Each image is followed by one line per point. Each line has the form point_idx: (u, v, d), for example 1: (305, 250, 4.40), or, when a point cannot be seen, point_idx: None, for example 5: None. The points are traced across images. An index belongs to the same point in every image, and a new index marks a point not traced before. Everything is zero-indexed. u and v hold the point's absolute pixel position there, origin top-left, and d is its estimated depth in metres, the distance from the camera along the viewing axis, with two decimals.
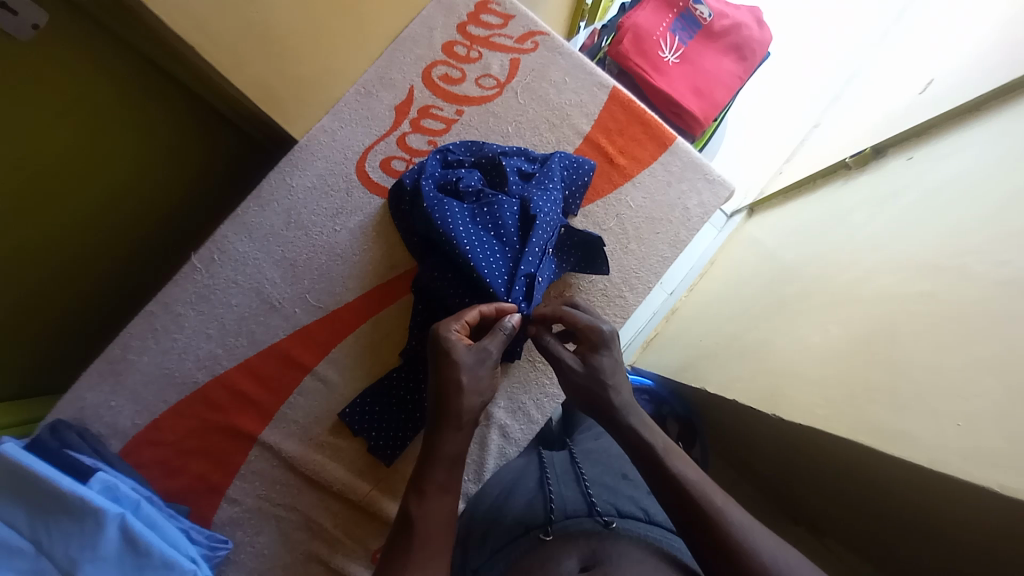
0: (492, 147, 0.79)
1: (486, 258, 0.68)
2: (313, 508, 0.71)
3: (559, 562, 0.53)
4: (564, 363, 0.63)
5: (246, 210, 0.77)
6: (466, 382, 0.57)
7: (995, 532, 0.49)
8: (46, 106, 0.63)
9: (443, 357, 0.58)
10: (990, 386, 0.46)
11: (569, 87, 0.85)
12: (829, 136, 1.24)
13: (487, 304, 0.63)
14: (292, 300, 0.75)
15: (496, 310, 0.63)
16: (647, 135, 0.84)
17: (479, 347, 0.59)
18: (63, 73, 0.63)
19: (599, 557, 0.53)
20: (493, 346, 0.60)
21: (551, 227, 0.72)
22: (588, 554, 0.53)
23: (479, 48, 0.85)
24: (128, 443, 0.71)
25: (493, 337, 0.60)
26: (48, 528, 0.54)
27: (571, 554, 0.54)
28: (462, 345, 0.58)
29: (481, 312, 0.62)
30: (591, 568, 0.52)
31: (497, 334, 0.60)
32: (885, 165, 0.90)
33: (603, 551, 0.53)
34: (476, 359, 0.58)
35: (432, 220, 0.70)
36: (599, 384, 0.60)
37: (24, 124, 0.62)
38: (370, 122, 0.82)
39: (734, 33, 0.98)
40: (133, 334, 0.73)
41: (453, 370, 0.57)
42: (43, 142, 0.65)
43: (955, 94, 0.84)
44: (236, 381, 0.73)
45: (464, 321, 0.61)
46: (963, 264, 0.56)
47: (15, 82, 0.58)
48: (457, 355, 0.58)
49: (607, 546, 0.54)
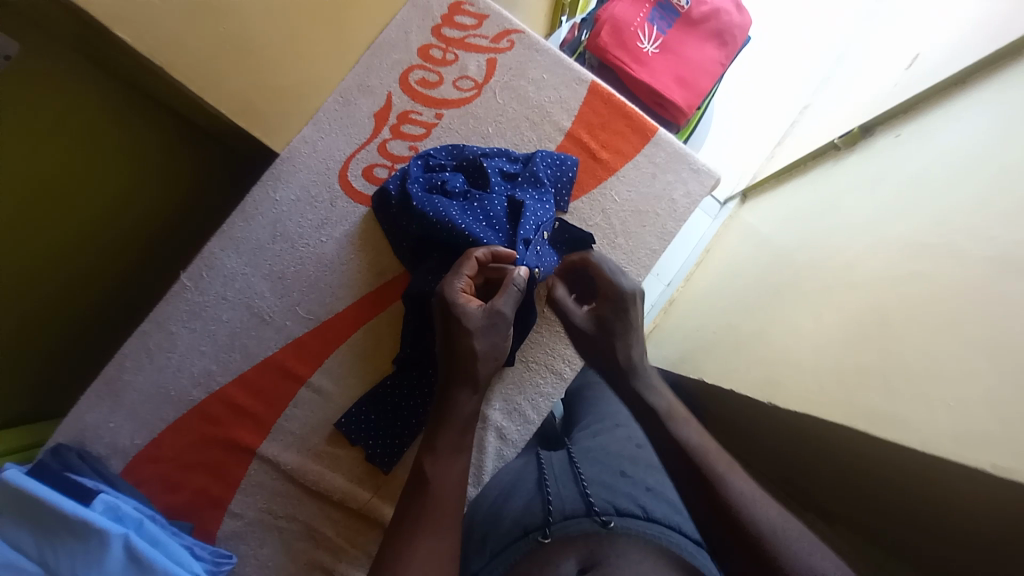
0: (473, 149, 0.79)
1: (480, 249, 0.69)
2: (314, 518, 0.72)
3: (557, 565, 0.54)
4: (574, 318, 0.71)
5: (232, 225, 0.77)
6: (478, 348, 0.61)
7: (996, 511, 0.49)
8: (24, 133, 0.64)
9: (454, 317, 0.61)
10: (980, 366, 0.46)
11: (548, 83, 0.84)
12: (820, 116, 1.23)
13: (480, 250, 0.66)
14: (283, 313, 0.76)
15: (491, 255, 0.66)
16: (630, 129, 0.83)
17: (490, 310, 0.62)
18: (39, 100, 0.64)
19: (598, 558, 0.53)
20: (502, 304, 0.62)
21: (544, 217, 0.74)
22: (587, 554, 0.54)
23: (455, 50, 0.85)
24: (130, 462, 0.71)
25: (503, 294, 0.62)
26: (55, 550, 0.55)
27: (570, 555, 0.54)
28: (472, 305, 0.62)
29: (478, 258, 0.66)
30: (589, 569, 0.53)
31: (503, 290, 0.63)
32: (875, 145, 0.89)
33: (602, 552, 0.54)
34: (489, 320, 0.61)
35: (426, 217, 0.71)
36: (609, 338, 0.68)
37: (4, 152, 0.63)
38: (351, 130, 0.81)
39: (714, 20, 0.97)
40: (128, 354, 0.73)
41: (464, 335, 0.60)
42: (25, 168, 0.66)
43: (941, 70, 0.83)
44: (233, 395, 0.73)
45: (466, 275, 0.64)
46: (952, 243, 0.56)
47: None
48: (466, 316, 0.61)
49: (606, 546, 0.54)
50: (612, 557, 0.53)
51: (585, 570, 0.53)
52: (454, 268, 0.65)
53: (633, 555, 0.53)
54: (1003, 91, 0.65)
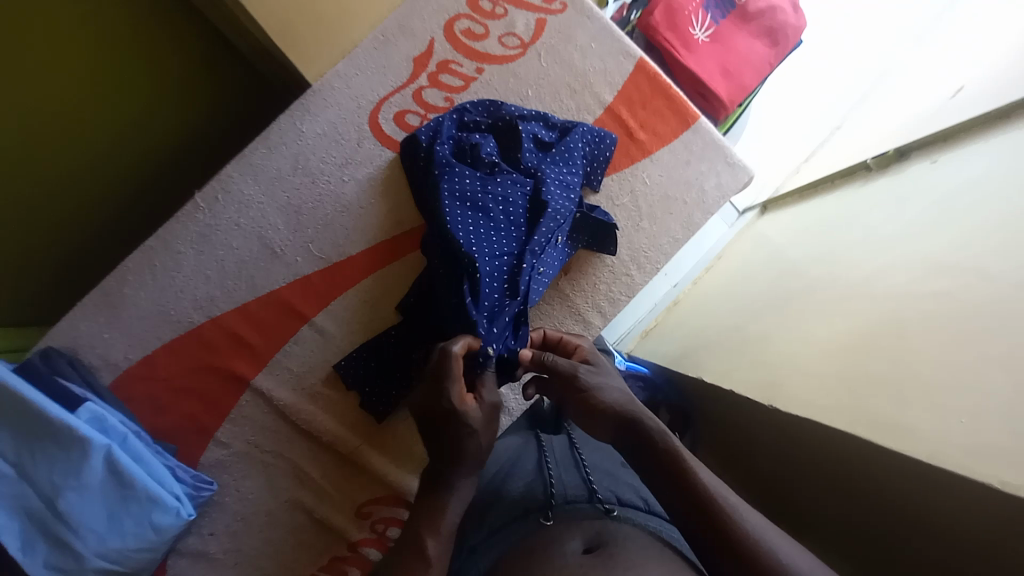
0: (510, 108, 0.77)
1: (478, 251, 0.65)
2: (301, 457, 0.71)
3: (563, 543, 0.52)
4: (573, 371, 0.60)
5: (254, 152, 0.75)
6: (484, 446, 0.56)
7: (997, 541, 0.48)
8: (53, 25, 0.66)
9: (454, 428, 0.54)
10: (998, 383, 0.46)
11: (595, 53, 0.82)
12: (851, 137, 1.21)
13: (457, 343, 0.58)
14: (294, 249, 0.74)
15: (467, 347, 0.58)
16: (671, 111, 0.81)
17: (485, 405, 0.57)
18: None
19: (603, 541, 0.52)
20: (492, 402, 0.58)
21: (565, 212, 0.72)
22: (592, 536, 0.53)
23: (505, 4, 0.82)
24: (119, 377, 0.70)
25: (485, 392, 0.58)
26: (33, 456, 0.55)
27: (575, 535, 0.53)
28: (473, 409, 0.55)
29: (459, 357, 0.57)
30: (594, 550, 0.51)
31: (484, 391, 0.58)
32: (908, 168, 0.87)
33: (608, 534, 0.52)
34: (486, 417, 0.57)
35: (438, 191, 0.69)
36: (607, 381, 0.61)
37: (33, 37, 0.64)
38: (387, 71, 0.79)
39: (768, 17, 0.95)
40: (132, 268, 0.72)
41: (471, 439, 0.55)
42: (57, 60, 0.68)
43: (989, 99, 0.82)
44: (233, 324, 0.72)
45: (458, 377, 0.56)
46: (979, 265, 0.55)
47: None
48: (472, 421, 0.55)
49: (612, 530, 0.53)
50: (618, 541, 0.51)
51: (590, 550, 0.51)
52: (442, 363, 0.55)
53: (640, 538, 0.52)
54: None
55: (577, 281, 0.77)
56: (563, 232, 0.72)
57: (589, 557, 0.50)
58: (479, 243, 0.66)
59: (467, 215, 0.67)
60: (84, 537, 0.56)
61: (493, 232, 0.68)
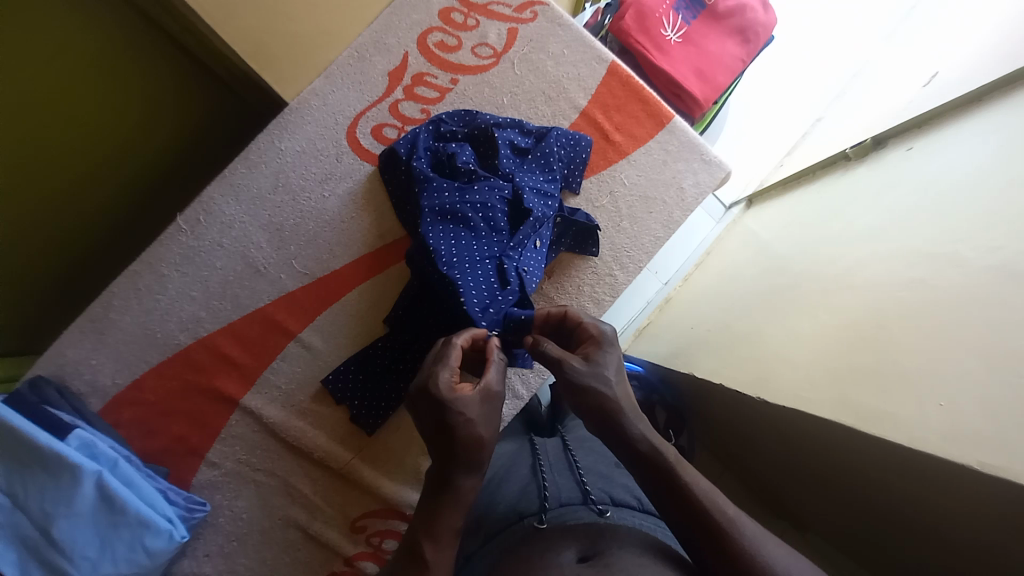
0: (486, 117, 0.78)
1: (460, 261, 0.65)
2: (292, 474, 0.71)
3: (557, 553, 0.50)
4: (566, 363, 0.55)
5: (234, 172, 0.76)
6: (486, 437, 0.52)
7: (990, 527, 0.47)
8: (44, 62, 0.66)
9: (450, 414, 0.51)
10: (973, 367, 0.46)
11: (567, 59, 0.83)
12: (833, 129, 1.22)
13: (460, 334, 0.57)
14: (278, 266, 0.75)
15: (472, 338, 0.57)
16: (646, 113, 0.82)
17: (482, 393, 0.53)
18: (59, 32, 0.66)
19: (599, 549, 0.50)
20: (495, 377, 0.55)
21: (546, 216, 0.73)
22: (587, 545, 0.51)
23: (476, 16, 0.83)
24: (108, 401, 0.70)
25: (491, 364, 0.55)
26: (25, 486, 0.55)
27: (569, 544, 0.51)
28: (468, 395, 0.52)
29: (462, 345, 0.56)
30: (589, 559, 0.49)
31: (493, 367, 0.55)
32: (885, 156, 0.88)
33: (603, 544, 0.50)
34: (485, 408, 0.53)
35: (420, 204, 0.70)
36: (604, 382, 0.54)
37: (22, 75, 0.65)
38: (363, 87, 0.80)
39: (739, 15, 0.96)
40: (116, 292, 0.72)
41: (468, 427, 0.51)
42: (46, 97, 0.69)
43: (961, 85, 0.83)
44: (220, 344, 0.72)
45: (454, 363, 0.54)
46: (955, 252, 0.55)
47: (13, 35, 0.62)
48: (467, 408, 0.51)
49: (608, 539, 0.51)
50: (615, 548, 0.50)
51: (585, 559, 0.49)
52: (438, 356, 0.55)
53: (634, 544, 0.50)
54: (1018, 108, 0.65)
55: (562, 285, 0.77)
56: (543, 236, 0.72)
57: (585, 566, 0.48)
58: (461, 252, 0.66)
59: (449, 229, 0.68)
60: (77, 565, 0.56)
61: (475, 242, 0.68)
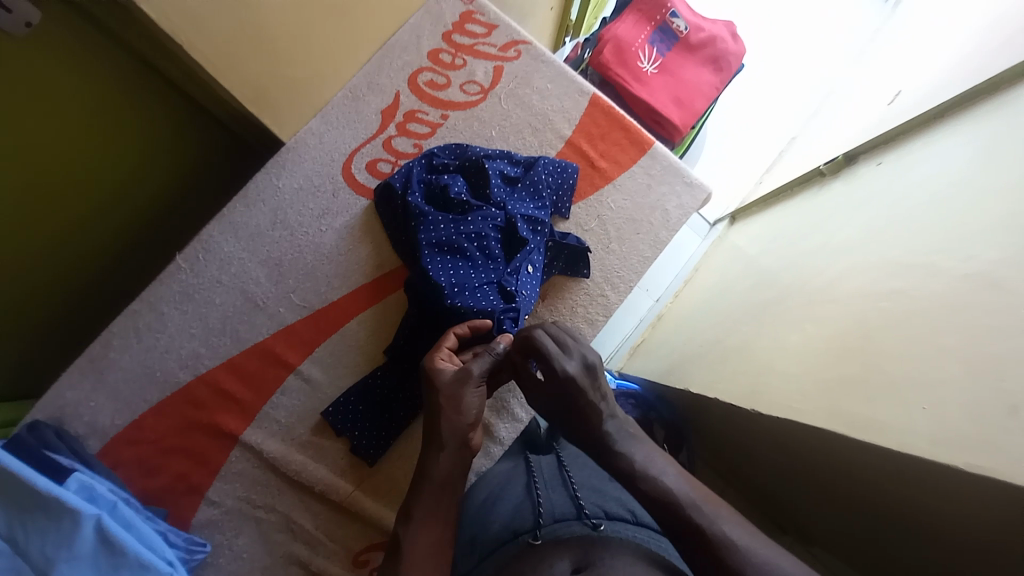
0: (476, 149, 0.81)
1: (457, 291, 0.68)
2: (294, 509, 0.70)
3: (551, 564, 0.52)
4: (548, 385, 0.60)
5: (232, 210, 0.78)
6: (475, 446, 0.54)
7: (989, 529, 0.48)
8: (53, 114, 0.68)
9: (428, 385, 0.60)
10: (954, 370, 0.48)
11: (552, 93, 0.88)
12: (807, 146, 1.28)
13: (459, 325, 0.65)
14: (277, 300, 0.76)
15: (470, 327, 0.64)
16: (628, 140, 0.86)
17: (462, 370, 0.60)
18: (66, 84, 0.67)
19: (592, 558, 0.52)
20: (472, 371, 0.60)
21: (537, 241, 0.75)
22: (580, 555, 0.53)
23: (464, 55, 0.88)
24: (107, 442, 0.70)
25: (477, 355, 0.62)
26: (27, 528, 0.52)
27: (563, 556, 0.53)
28: (445, 366, 0.60)
29: (458, 334, 0.64)
30: (583, 569, 0.51)
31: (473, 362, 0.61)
32: (858, 171, 0.92)
33: (596, 554, 0.53)
34: (459, 381, 0.59)
35: (417, 237, 0.72)
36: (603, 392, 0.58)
37: (32, 128, 0.66)
38: (357, 125, 0.84)
39: (711, 46, 1.02)
40: (115, 332, 0.73)
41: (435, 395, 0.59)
42: (53, 145, 0.70)
43: (923, 104, 0.88)
44: (219, 380, 0.73)
45: (447, 348, 0.63)
46: (930, 260, 0.58)
47: (26, 93, 0.64)
48: (439, 378, 0.60)
49: (599, 548, 0.53)
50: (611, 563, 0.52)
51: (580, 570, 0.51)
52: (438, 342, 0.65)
53: (628, 559, 0.52)
54: (980, 124, 0.69)
55: (556, 308, 0.79)
56: (538, 260, 0.74)
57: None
58: (459, 281, 0.69)
59: (447, 263, 0.70)
60: None
61: (472, 271, 0.70)
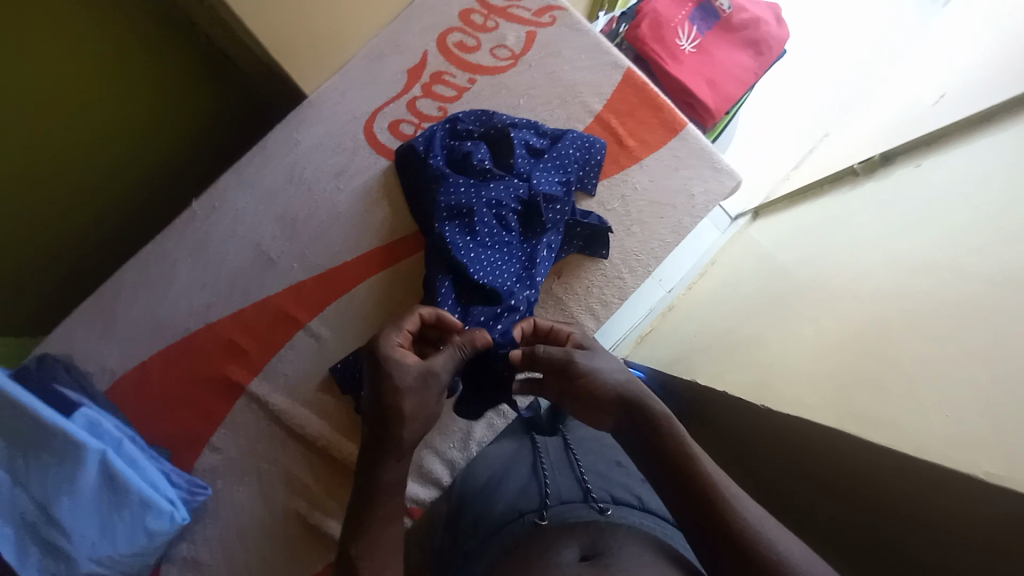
0: (502, 117, 0.79)
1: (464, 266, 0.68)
2: (295, 463, 0.71)
3: (557, 553, 0.50)
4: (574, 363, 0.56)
5: (251, 162, 0.77)
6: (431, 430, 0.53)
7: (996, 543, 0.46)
8: None
9: (386, 377, 0.53)
10: (977, 375, 0.46)
11: (583, 65, 0.85)
12: (839, 144, 1.23)
13: (426, 308, 0.60)
14: (289, 257, 0.75)
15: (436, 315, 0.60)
16: (658, 120, 0.83)
17: (427, 369, 0.54)
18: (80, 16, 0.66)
19: (600, 548, 0.50)
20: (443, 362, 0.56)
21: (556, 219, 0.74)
22: (588, 543, 0.51)
23: (496, 18, 0.85)
24: (115, 383, 0.71)
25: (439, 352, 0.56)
26: (29, 463, 0.54)
27: (570, 544, 0.51)
28: (407, 360, 0.54)
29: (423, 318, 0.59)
30: (591, 558, 0.49)
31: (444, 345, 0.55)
32: (893, 171, 0.89)
33: (604, 542, 0.50)
34: (422, 381, 0.54)
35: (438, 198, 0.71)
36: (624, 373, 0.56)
37: None
38: (382, 83, 0.82)
39: (752, 28, 0.98)
40: (130, 277, 0.73)
41: (393, 397, 0.52)
42: None
43: (969, 105, 0.84)
44: (229, 332, 0.73)
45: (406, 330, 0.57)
46: (961, 264, 0.55)
47: None
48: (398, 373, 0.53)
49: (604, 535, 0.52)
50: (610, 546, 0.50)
51: (587, 558, 0.49)
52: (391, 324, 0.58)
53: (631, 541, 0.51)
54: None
55: (571, 285, 0.77)
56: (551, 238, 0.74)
57: (587, 565, 0.48)
58: (471, 253, 0.69)
59: (461, 233, 0.71)
60: (78, 543, 0.55)
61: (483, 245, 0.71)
